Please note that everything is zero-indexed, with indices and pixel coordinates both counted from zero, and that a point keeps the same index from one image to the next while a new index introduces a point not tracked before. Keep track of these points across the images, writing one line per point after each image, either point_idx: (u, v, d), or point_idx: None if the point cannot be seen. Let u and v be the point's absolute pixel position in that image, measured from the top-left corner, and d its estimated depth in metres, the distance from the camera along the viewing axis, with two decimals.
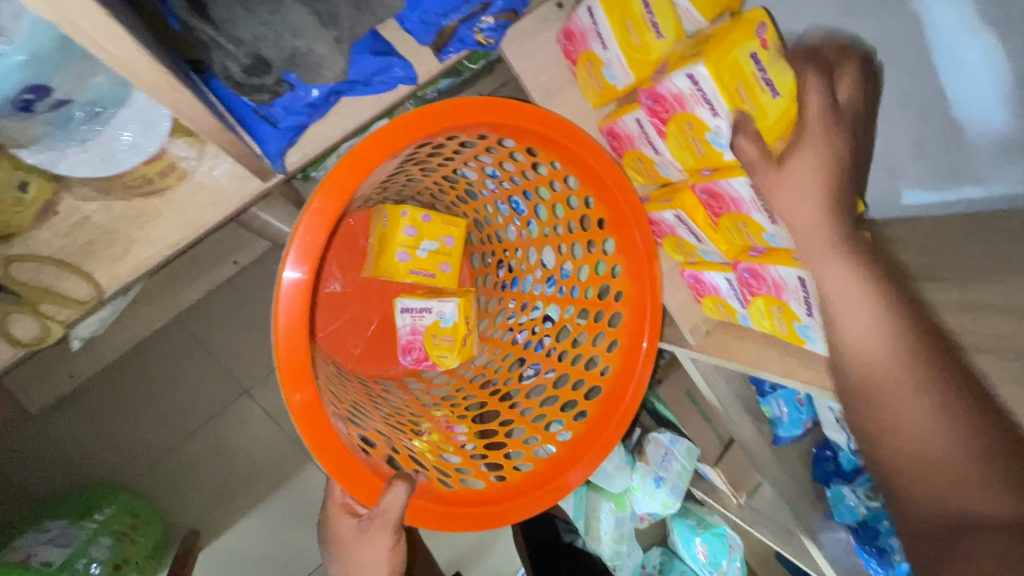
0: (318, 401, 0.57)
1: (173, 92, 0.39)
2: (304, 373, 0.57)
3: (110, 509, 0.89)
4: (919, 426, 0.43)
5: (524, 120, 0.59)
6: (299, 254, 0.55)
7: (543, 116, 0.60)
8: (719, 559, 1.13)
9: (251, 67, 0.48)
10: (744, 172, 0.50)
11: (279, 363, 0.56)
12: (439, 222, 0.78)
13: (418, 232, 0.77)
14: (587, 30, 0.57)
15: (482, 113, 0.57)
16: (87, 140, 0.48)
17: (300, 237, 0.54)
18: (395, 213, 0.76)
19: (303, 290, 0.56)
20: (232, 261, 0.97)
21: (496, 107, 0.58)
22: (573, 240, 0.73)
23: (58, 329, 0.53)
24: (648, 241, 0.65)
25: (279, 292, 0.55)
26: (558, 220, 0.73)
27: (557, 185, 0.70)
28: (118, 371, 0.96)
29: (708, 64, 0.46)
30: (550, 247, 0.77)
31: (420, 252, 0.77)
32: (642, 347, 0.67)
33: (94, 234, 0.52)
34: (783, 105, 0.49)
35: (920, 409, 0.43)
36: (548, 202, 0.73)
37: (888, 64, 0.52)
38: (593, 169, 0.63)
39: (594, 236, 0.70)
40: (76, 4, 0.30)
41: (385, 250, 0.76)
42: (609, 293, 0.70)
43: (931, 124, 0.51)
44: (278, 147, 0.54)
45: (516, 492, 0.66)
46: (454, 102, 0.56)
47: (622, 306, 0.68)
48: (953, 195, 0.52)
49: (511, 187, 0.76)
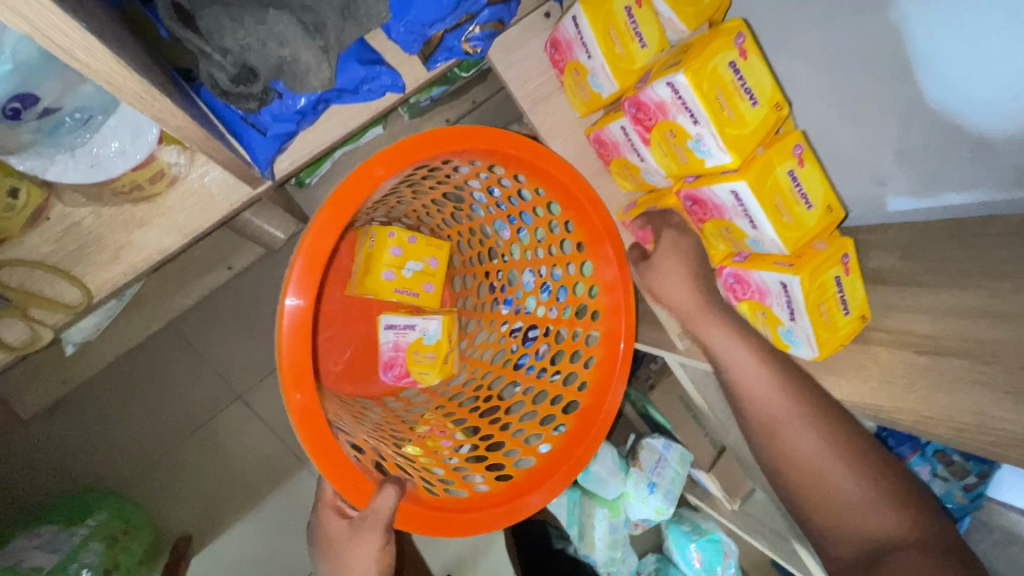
0: (317, 403, 0.58)
1: (153, 102, 0.39)
2: (305, 373, 0.58)
3: (103, 514, 0.89)
4: (807, 458, 0.56)
5: (517, 146, 0.62)
6: (301, 282, 0.56)
7: (535, 146, 0.62)
8: (713, 566, 1.13)
9: (237, 76, 0.48)
10: (726, 179, 0.51)
11: (280, 367, 0.57)
12: (425, 243, 0.81)
13: (403, 253, 0.79)
14: (573, 39, 0.58)
15: (475, 140, 0.60)
16: (76, 148, 0.48)
17: (305, 252, 0.56)
18: (381, 234, 0.78)
19: (303, 317, 0.57)
20: (226, 267, 0.95)
21: (489, 134, 0.60)
22: (552, 263, 0.75)
23: (47, 334, 0.54)
24: (620, 250, 0.67)
25: (282, 318, 0.57)
26: (539, 243, 0.76)
27: (540, 212, 0.73)
28: (112, 375, 0.97)
29: (688, 73, 0.48)
30: (530, 269, 0.79)
31: (405, 272, 0.80)
32: (618, 354, 0.69)
33: (84, 240, 0.53)
34: (762, 113, 0.50)
35: (805, 443, 0.56)
36: (531, 227, 0.75)
37: (870, 73, 0.53)
38: (573, 195, 0.65)
39: (573, 258, 0.72)
40: (53, 21, 0.29)
41: (370, 269, 0.78)
42: (587, 314, 0.73)
43: (913, 132, 0.51)
44: (267, 154, 0.55)
45: (494, 503, 0.66)
46: (454, 129, 0.59)
47: (599, 325, 0.71)
48: (935, 203, 0.53)
49: (494, 212, 0.78)
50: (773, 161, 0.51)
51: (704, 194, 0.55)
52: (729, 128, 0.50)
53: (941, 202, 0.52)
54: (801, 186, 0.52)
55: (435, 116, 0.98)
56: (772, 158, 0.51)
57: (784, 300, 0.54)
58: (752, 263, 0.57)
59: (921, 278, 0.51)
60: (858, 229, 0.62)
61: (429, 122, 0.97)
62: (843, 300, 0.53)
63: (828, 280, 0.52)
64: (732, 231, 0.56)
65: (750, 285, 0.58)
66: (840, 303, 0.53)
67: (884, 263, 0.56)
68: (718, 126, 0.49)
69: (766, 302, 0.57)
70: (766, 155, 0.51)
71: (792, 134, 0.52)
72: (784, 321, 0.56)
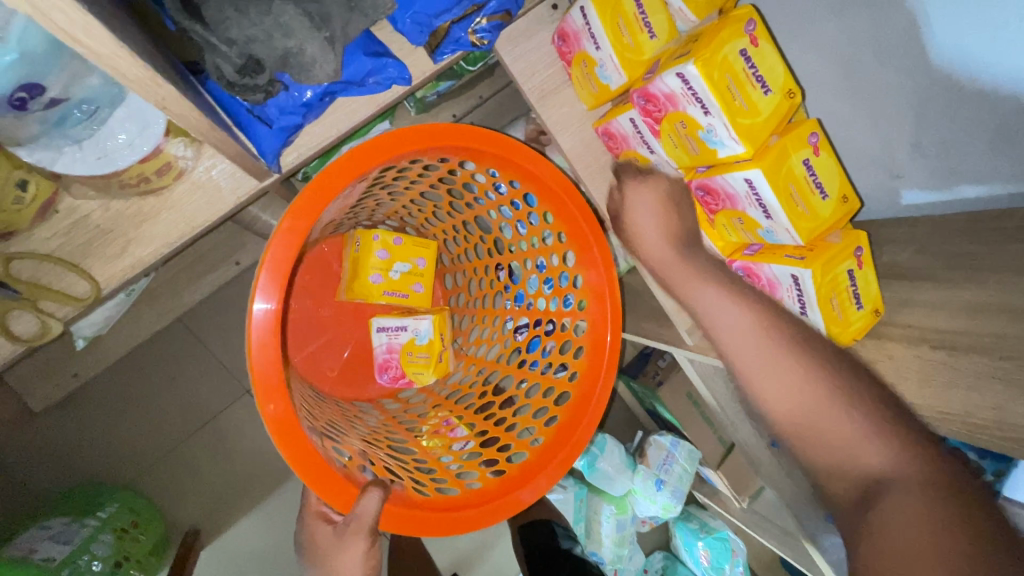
0: (292, 414, 0.58)
1: (158, 90, 0.38)
2: (277, 387, 0.58)
3: (113, 507, 0.91)
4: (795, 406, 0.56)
5: (488, 143, 0.63)
6: (267, 286, 0.57)
7: (497, 138, 0.64)
8: (722, 564, 1.11)
9: (243, 67, 0.47)
10: (740, 169, 0.51)
11: (251, 377, 0.57)
12: (411, 244, 0.81)
13: (390, 254, 0.79)
14: (580, 30, 0.57)
15: (447, 138, 0.61)
16: (83, 140, 0.48)
17: (270, 262, 0.57)
18: (366, 237, 0.77)
19: (273, 320, 0.57)
20: (234, 262, 0.97)
21: (459, 132, 0.62)
22: (536, 254, 0.76)
23: (57, 325, 0.54)
24: (607, 253, 0.68)
25: (250, 327, 0.57)
26: (523, 236, 0.77)
27: (518, 206, 0.74)
28: (121, 370, 0.97)
29: (698, 64, 0.46)
30: (517, 262, 0.80)
31: (393, 274, 0.80)
32: (605, 347, 0.70)
33: (92, 233, 0.54)
34: (774, 101, 0.50)
35: (797, 396, 0.56)
36: (512, 220, 0.76)
37: (884, 62, 0.51)
38: (547, 186, 0.67)
39: (556, 249, 0.73)
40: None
41: (358, 273, 0.78)
42: (573, 304, 0.74)
43: (927, 123, 0.50)
44: (274, 147, 0.55)
45: (486, 499, 0.67)
46: (424, 127, 0.60)
47: (586, 314, 0.72)
48: (950, 195, 0.52)
49: (477, 207, 0.79)
50: (788, 148, 0.50)
51: (717, 184, 0.55)
52: (741, 117, 0.49)
53: (957, 195, 0.51)
54: (816, 175, 0.51)
55: (441, 111, 0.97)
56: (788, 146, 0.50)
57: (796, 294, 0.53)
58: (763, 255, 0.55)
59: (937, 273, 0.51)
60: (873, 223, 0.61)
61: (436, 117, 0.97)
62: (856, 294, 0.52)
63: (841, 273, 0.51)
64: (743, 221, 0.56)
65: (761, 278, 0.57)
66: (853, 298, 0.52)
67: (900, 257, 0.55)
68: (730, 115, 0.48)
69: (777, 297, 0.56)
70: (782, 142, 0.50)
71: (808, 122, 0.51)
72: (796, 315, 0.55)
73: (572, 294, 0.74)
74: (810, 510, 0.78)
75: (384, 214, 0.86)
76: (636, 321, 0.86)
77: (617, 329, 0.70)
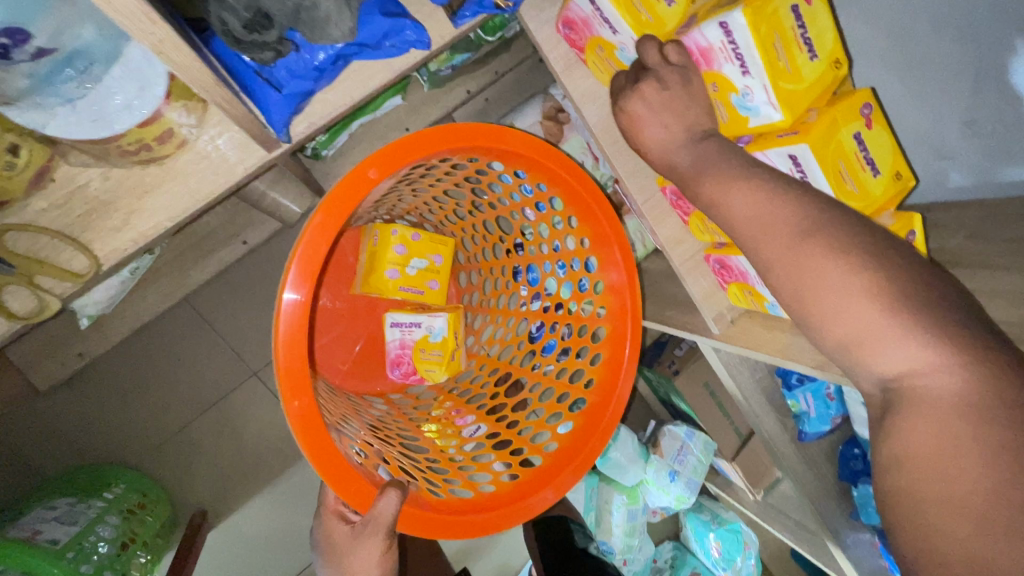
0: (315, 409, 0.56)
1: (154, 30, 0.36)
2: (303, 380, 0.55)
3: (119, 488, 0.90)
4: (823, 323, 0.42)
5: (516, 140, 0.60)
6: (298, 275, 0.54)
7: (529, 141, 0.61)
8: (733, 556, 1.09)
9: (251, 21, 0.45)
10: (778, 143, 0.47)
11: (277, 372, 0.54)
12: (429, 240, 0.78)
13: (407, 250, 0.76)
14: (589, 17, 0.54)
15: (473, 137, 0.58)
16: (75, 99, 0.44)
17: (300, 254, 0.54)
18: (385, 232, 0.75)
19: (301, 312, 0.55)
20: (241, 241, 0.93)
21: (485, 132, 0.58)
22: (556, 258, 0.74)
23: (55, 302, 0.52)
24: (628, 254, 0.66)
25: (277, 318, 0.54)
26: (543, 239, 0.74)
27: (542, 208, 0.71)
28: (128, 349, 0.95)
29: (746, 13, 0.42)
30: (536, 264, 0.77)
31: (410, 270, 0.76)
32: (623, 354, 0.67)
33: (90, 204, 0.51)
34: (820, 69, 0.46)
35: (851, 315, 0.40)
36: (533, 223, 0.74)
37: (939, 31, 0.46)
38: (572, 187, 0.64)
39: (577, 253, 0.70)
40: None
41: (374, 268, 0.75)
42: (592, 309, 0.71)
43: (983, 97, 0.46)
44: (284, 116, 0.52)
45: (499, 503, 0.64)
46: (451, 126, 0.56)
47: (605, 321, 0.69)
48: (1000, 179, 0.49)
49: (499, 207, 0.76)
50: (839, 120, 0.46)
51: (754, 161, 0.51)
52: (785, 81, 0.45)
53: (996, 178, 0.49)
54: (867, 150, 0.47)
55: (456, 87, 0.93)
56: (837, 118, 0.46)
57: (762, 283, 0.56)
58: (732, 249, 0.58)
59: (993, 261, 0.48)
60: (922, 209, 0.58)
61: (449, 94, 0.93)
62: None
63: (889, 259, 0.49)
64: None
65: (733, 269, 0.59)
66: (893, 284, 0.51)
67: (950, 243, 0.52)
68: (773, 78, 0.44)
69: (749, 283, 0.58)
70: (828, 114, 0.46)
71: (859, 91, 0.47)
72: (768, 297, 0.58)
73: (591, 299, 0.71)
74: (832, 505, 0.75)
75: (403, 209, 0.83)
76: (657, 308, 0.83)
77: (636, 336, 0.67)
